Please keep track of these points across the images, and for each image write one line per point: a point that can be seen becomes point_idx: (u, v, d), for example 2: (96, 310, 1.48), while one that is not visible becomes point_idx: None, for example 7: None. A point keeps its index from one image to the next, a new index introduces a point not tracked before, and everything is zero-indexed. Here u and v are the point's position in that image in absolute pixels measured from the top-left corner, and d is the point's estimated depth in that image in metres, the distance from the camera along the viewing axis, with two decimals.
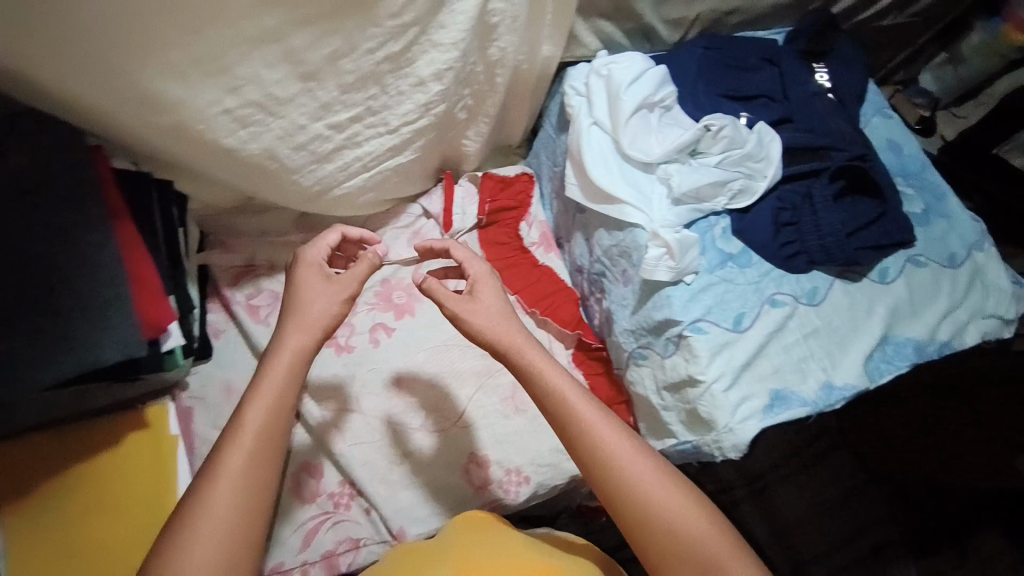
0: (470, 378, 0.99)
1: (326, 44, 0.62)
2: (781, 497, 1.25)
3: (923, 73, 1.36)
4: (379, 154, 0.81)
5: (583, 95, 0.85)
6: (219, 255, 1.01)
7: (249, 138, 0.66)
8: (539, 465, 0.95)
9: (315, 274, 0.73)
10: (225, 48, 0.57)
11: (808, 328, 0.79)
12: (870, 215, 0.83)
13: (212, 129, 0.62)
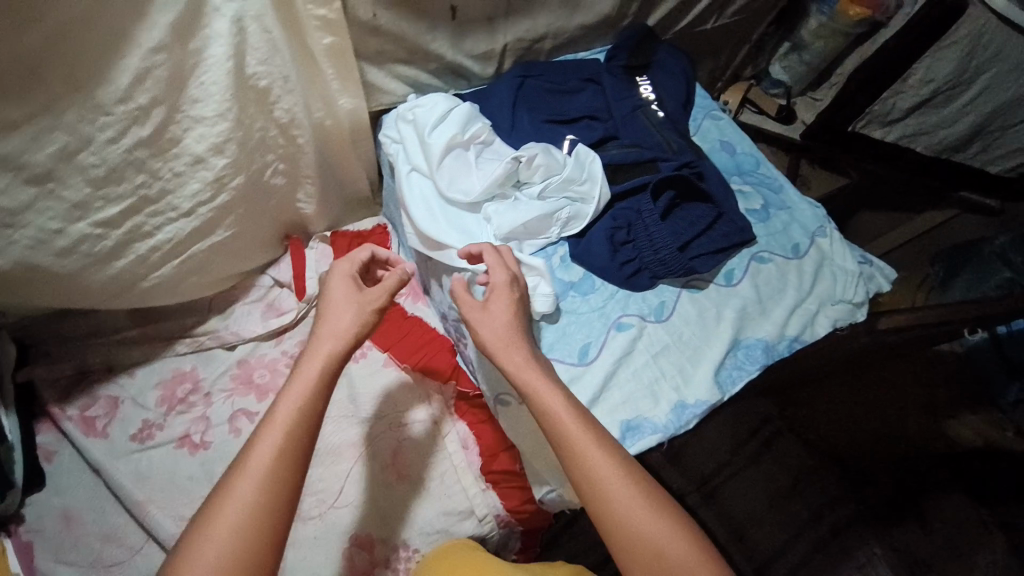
0: (346, 451, 0.90)
1: (49, 141, 0.56)
2: (731, 497, 1.25)
3: (771, 65, 1.38)
4: (179, 239, 0.75)
5: (399, 143, 0.83)
6: (44, 368, 0.90)
7: None
8: (427, 534, 0.85)
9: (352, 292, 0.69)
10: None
11: (656, 347, 0.76)
12: (704, 221, 0.82)
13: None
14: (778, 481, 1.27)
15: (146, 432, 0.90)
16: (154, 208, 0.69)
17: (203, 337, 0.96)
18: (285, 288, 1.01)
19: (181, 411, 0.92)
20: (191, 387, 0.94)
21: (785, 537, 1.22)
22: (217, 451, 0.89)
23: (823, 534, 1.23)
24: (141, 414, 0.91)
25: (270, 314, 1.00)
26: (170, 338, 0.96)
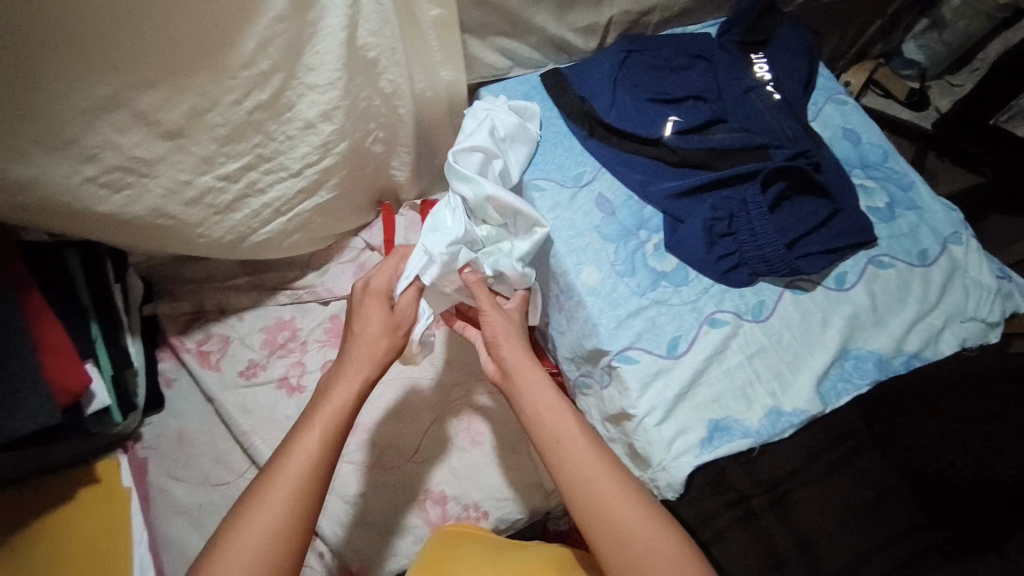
0: (426, 413, 0.97)
1: (180, 102, 0.61)
2: None
3: (905, 43, 1.24)
4: (288, 197, 0.79)
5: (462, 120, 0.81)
6: (167, 304, 1.00)
7: (129, 202, 0.65)
8: (496, 499, 0.91)
9: (379, 306, 0.68)
10: (65, 121, 0.55)
11: (753, 347, 0.72)
12: (818, 217, 0.75)
13: (80, 199, 0.61)
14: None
15: (252, 370, 0.98)
16: (268, 167, 0.73)
17: (301, 291, 1.04)
18: (375, 251, 1.06)
19: (281, 355, 1.00)
20: (290, 334, 1.01)
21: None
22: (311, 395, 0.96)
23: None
24: (247, 354, 1.00)
25: (360, 274, 1.05)
26: (273, 288, 1.04)
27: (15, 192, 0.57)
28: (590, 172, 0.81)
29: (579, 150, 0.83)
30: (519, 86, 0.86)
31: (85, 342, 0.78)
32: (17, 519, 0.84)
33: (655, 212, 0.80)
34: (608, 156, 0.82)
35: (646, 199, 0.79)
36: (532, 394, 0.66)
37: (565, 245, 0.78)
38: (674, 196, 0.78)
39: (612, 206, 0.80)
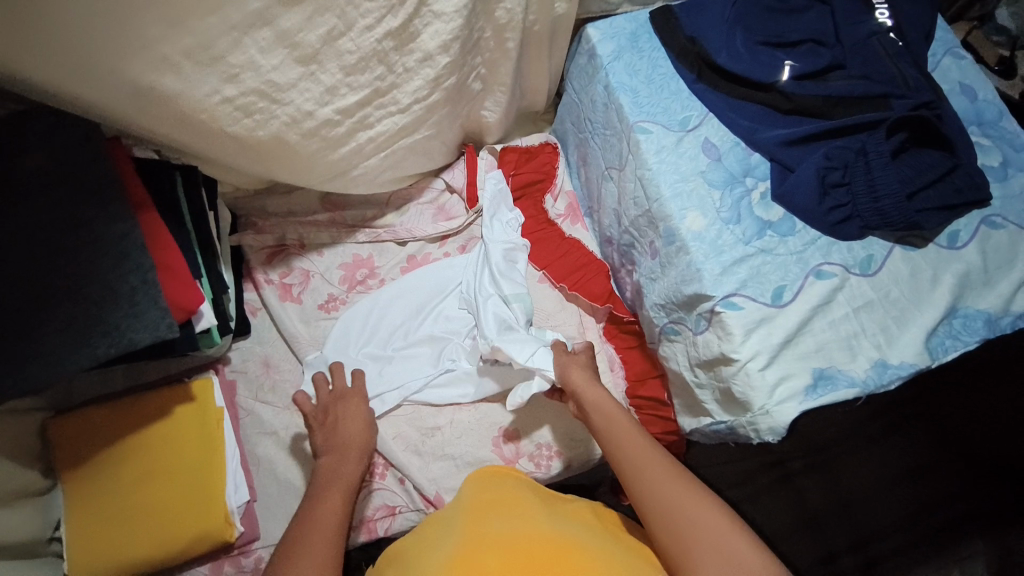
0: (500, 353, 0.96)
1: (321, 24, 0.61)
2: (841, 472, 1.16)
3: (997, 8, 1.14)
4: (391, 133, 0.78)
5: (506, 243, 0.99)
6: (252, 236, 1.00)
7: (256, 126, 0.67)
8: (570, 440, 0.93)
9: (356, 409, 0.86)
10: (216, 36, 0.57)
11: (859, 300, 0.70)
12: (937, 170, 0.73)
13: (215, 118, 0.64)
14: (893, 463, 1.16)
15: (332, 305, 1.01)
16: (381, 101, 0.74)
17: (381, 231, 1.04)
18: (456, 193, 1.06)
19: (360, 291, 1.02)
20: (369, 272, 1.03)
21: (814, 560, 1.10)
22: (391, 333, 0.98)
23: (928, 527, 1.12)
24: (328, 289, 1.01)
25: (440, 217, 1.05)
26: (352, 226, 1.04)
27: (163, 104, 0.61)
28: (697, 117, 0.79)
29: (687, 93, 0.81)
30: (627, 24, 0.85)
31: (193, 264, 0.79)
32: (111, 430, 0.84)
33: (762, 160, 0.77)
34: (716, 101, 0.79)
35: (755, 146, 0.77)
36: (600, 403, 0.76)
37: (670, 189, 0.76)
38: (786, 144, 0.75)
39: (718, 151, 0.77)
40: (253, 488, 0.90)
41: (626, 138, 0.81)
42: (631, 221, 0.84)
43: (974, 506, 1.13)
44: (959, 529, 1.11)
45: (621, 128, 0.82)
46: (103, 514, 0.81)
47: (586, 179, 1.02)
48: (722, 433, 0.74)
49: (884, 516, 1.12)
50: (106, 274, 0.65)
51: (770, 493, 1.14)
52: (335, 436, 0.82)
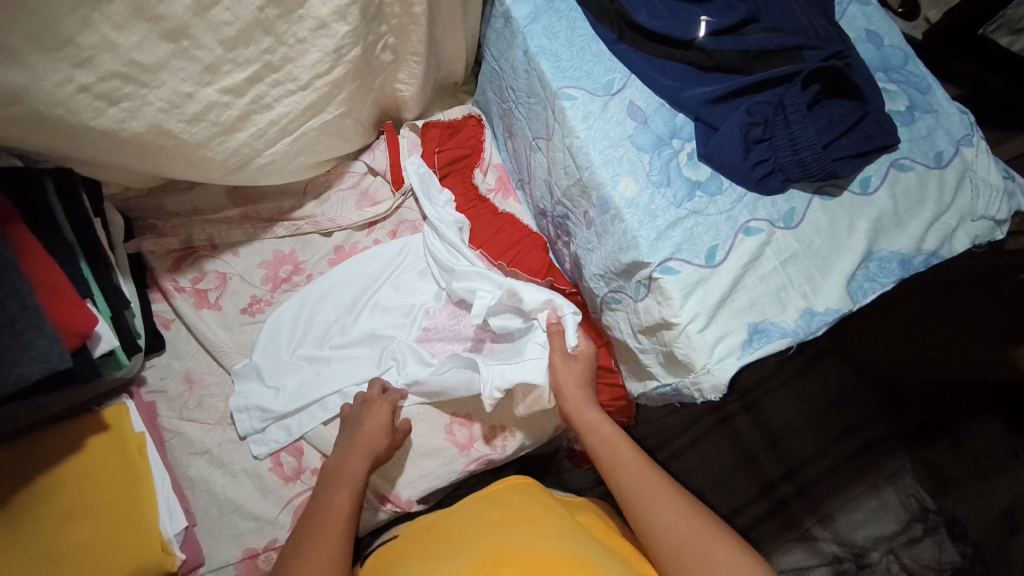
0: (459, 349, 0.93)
1: None
2: (772, 407, 1.24)
3: None
4: (295, 114, 0.72)
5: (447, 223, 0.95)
6: (152, 241, 0.90)
7: (126, 116, 0.59)
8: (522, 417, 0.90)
9: (381, 413, 0.81)
10: (60, 13, 0.48)
11: (786, 253, 0.71)
12: (848, 120, 0.75)
13: (73, 111, 0.55)
14: (819, 396, 1.25)
15: (256, 307, 0.93)
16: (276, 77, 0.66)
17: (301, 222, 0.96)
18: (379, 175, 0.99)
19: (286, 290, 0.95)
20: (293, 269, 0.96)
21: (753, 493, 1.18)
22: (323, 332, 0.92)
23: (853, 450, 1.22)
24: (249, 290, 0.93)
25: (365, 202, 0.99)
26: (270, 220, 0.96)
27: (5, 100, 0.51)
28: (620, 79, 0.77)
29: (609, 54, 0.78)
30: None
31: (78, 281, 0.70)
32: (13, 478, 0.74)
33: (687, 120, 0.76)
34: (638, 60, 0.77)
35: (679, 107, 0.75)
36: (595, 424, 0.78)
37: (600, 156, 0.73)
38: (709, 102, 0.74)
39: (645, 115, 0.75)
40: (190, 512, 0.83)
41: (551, 106, 0.77)
42: (564, 192, 0.82)
43: (893, 427, 1.23)
44: (882, 450, 1.22)
45: (545, 96, 0.78)
46: (17, 571, 0.70)
47: (513, 151, 0.98)
48: (668, 395, 0.75)
49: (814, 444, 1.22)
50: None
51: (711, 438, 1.21)
52: (361, 433, 0.79)
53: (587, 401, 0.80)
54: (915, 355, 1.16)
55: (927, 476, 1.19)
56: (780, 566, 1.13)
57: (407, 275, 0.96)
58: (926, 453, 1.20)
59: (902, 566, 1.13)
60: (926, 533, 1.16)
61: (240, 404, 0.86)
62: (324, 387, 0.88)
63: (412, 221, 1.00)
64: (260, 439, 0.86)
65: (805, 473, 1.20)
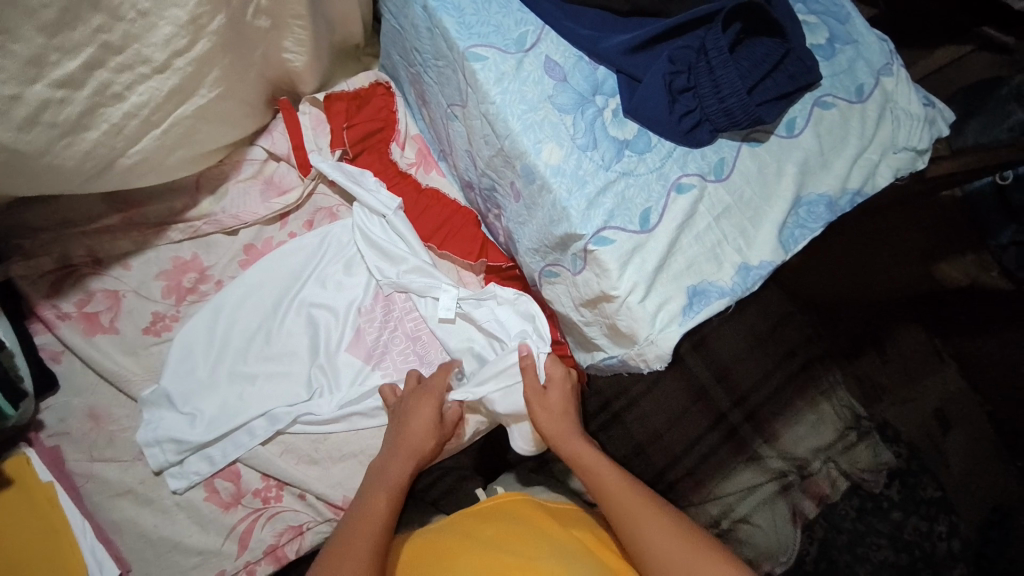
0: (396, 343, 0.88)
1: None
2: (718, 340, 1.21)
3: None
4: (156, 103, 0.61)
5: (382, 218, 0.89)
6: (21, 265, 0.78)
7: None
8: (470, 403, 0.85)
9: (428, 408, 0.75)
10: None
11: (719, 208, 0.68)
12: (772, 59, 0.71)
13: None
14: (758, 325, 1.21)
15: (160, 325, 0.83)
16: (120, 61, 0.55)
17: (199, 223, 0.85)
18: (283, 161, 0.89)
19: (193, 301, 0.85)
20: (198, 276, 0.85)
21: (704, 425, 1.16)
22: (242, 341, 0.83)
23: (793, 369, 1.19)
24: (150, 306, 0.83)
25: (271, 192, 0.89)
26: (159, 224, 0.84)
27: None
28: (533, 33, 0.69)
29: (517, 4, 0.70)
30: None
31: None
32: None
33: (609, 73, 0.71)
34: (551, 9, 0.70)
35: (599, 59, 0.70)
36: (582, 458, 0.72)
37: (520, 122, 0.67)
38: (630, 51, 0.69)
39: (563, 71, 0.69)
40: (122, 557, 0.75)
41: (461, 68, 0.69)
42: (487, 162, 0.75)
43: (827, 342, 1.22)
44: (819, 368, 1.19)
45: (453, 57, 0.70)
46: None
47: (429, 119, 0.89)
48: (615, 365, 0.73)
49: (757, 370, 1.19)
50: None
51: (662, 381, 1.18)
52: (403, 437, 0.73)
53: (571, 430, 0.74)
54: (848, 277, 1.26)
55: (857, 385, 1.22)
56: (725, 490, 1.12)
57: (333, 265, 0.89)
58: (856, 366, 1.23)
59: (841, 471, 1.15)
60: (860, 439, 1.16)
61: (150, 438, 0.78)
62: (248, 410, 0.81)
63: (328, 209, 0.91)
64: (178, 473, 0.78)
65: (750, 401, 1.18)
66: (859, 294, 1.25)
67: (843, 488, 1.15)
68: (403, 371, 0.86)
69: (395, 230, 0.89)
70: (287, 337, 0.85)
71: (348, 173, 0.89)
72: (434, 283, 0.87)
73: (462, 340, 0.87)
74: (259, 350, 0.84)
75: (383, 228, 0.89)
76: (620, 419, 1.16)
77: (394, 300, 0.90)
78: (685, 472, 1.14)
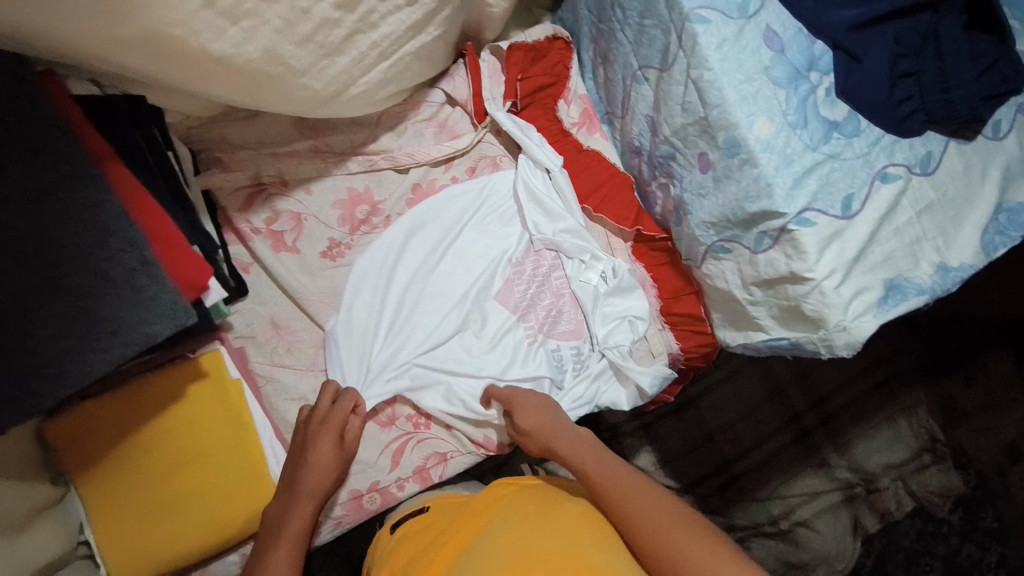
0: (542, 297, 0.91)
1: None
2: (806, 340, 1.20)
3: None
4: (399, 35, 0.63)
5: (546, 174, 0.92)
6: (220, 176, 0.83)
7: (243, 38, 0.51)
8: (585, 374, 0.89)
9: (325, 446, 0.77)
10: None
11: (922, 203, 0.68)
12: (983, 62, 0.66)
13: (196, 33, 0.47)
14: None
15: (336, 251, 0.88)
16: None
17: (377, 157, 0.89)
18: (459, 107, 0.92)
19: (365, 232, 0.90)
20: (370, 209, 0.90)
21: (776, 426, 1.17)
22: (405, 273, 0.88)
23: (876, 382, 1.18)
24: (327, 233, 0.88)
25: (443, 136, 0.92)
26: (341, 154, 0.89)
27: (123, 20, 0.44)
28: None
29: None
30: None
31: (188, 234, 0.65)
32: (117, 426, 0.72)
33: (825, 49, 0.69)
34: None
35: (819, 33, 0.69)
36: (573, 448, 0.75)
37: (735, 92, 0.67)
38: (855, 27, 0.68)
39: (781, 42, 0.68)
40: None
41: (678, 32, 0.69)
42: (675, 130, 0.76)
43: (912, 359, 1.19)
44: (902, 383, 1.18)
45: (669, 19, 0.70)
46: (136, 513, 0.72)
47: (604, 79, 0.90)
48: (782, 347, 0.74)
49: (840, 374, 1.18)
50: (89, 260, 0.50)
51: (743, 372, 1.18)
52: (295, 479, 0.75)
53: (553, 429, 0.78)
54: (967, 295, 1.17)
55: (940, 407, 1.17)
56: (792, 490, 1.14)
57: (490, 217, 0.92)
58: (939, 386, 1.17)
59: (908, 490, 1.14)
60: (934, 462, 1.15)
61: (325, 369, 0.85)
62: (410, 338, 0.86)
63: (491, 157, 0.94)
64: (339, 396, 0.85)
65: (831, 404, 1.18)
66: (970, 313, 1.16)
67: (907, 508, 1.14)
68: (545, 325, 0.90)
69: (556, 186, 0.92)
70: (442, 278, 0.89)
71: (523, 125, 0.91)
72: (592, 245, 0.91)
73: (601, 320, 0.90)
74: (418, 284, 0.89)
75: (547, 183, 0.92)
76: (696, 404, 1.17)
77: (540, 257, 0.92)
78: (753, 466, 1.15)
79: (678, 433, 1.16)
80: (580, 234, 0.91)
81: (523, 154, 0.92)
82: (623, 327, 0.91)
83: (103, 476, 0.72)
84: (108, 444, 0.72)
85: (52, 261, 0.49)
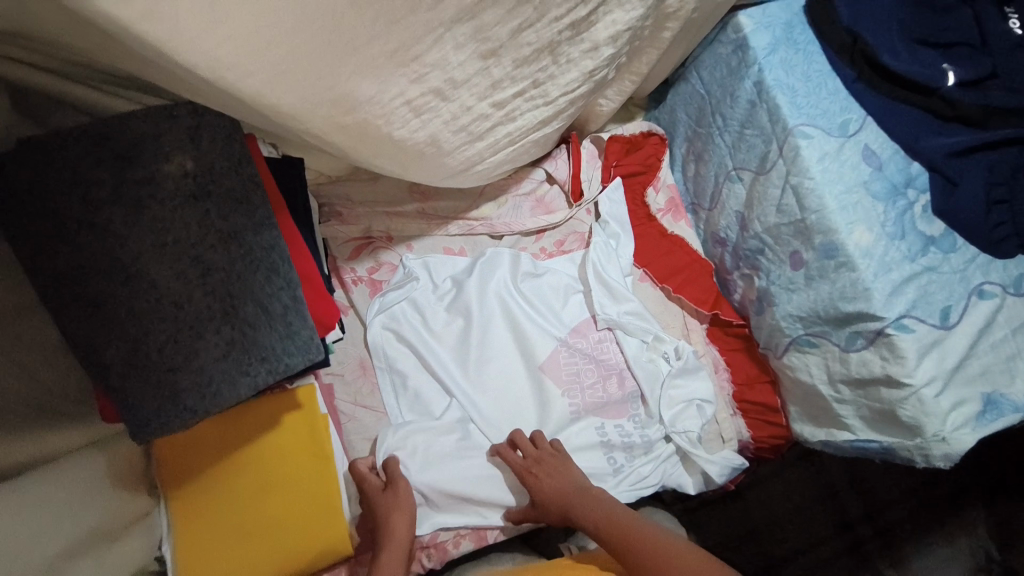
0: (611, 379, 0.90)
1: (517, 16, 0.54)
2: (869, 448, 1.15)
3: None
4: (530, 128, 0.70)
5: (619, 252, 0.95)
6: (335, 228, 0.90)
7: (419, 126, 0.59)
8: (650, 454, 0.88)
9: (398, 508, 0.76)
10: (422, 32, 0.49)
11: (1016, 322, 0.71)
12: None
13: (391, 122, 0.57)
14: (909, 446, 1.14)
15: None
16: (533, 94, 0.65)
17: (476, 223, 0.96)
18: (557, 185, 0.99)
19: None
20: None
21: (830, 528, 1.11)
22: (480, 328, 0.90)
23: (936, 497, 1.12)
24: None
25: (539, 210, 0.98)
26: (445, 218, 0.96)
27: (349, 110, 0.53)
28: (856, 121, 0.75)
29: (845, 93, 0.77)
30: (782, 12, 0.80)
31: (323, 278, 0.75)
32: (216, 446, 0.76)
33: (921, 169, 0.74)
34: (877, 103, 0.76)
35: (917, 155, 0.74)
36: (580, 503, 0.78)
37: (836, 201, 0.72)
38: (950, 155, 0.73)
39: (879, 160, 0.74)
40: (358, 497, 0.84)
41: (781, 143, 0.77)
42: (767, 227, 0.80)
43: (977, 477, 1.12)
44: (962, 498, 1.11)
45: (773, 131, 0.78)
46: (214, 532, 0.73)
47: (694, 173, 0.96)
48: (870, 449, 0.75)
49: (899, 483, 1.12)
50: (258, 296, 0.57)
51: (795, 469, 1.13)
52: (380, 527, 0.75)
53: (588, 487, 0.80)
54: None
55: (995, 526, 1.10)
56: None
57: (552, 293, 0.94)
58: (1004, 505, 1.10)
59: None
60: None
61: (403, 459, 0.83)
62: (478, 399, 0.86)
63: (580, 233, 0.99)
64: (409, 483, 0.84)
65: (887, 514, 1.12)
66: None
67: None
68: (607, 402, 0.89)
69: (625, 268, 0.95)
70: (492, 335, 0.89)
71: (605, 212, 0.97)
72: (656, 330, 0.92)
73: (666, 403, 0.89)
74: (491, 337, 0.89)
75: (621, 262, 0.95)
76: (742, 496, 1.12)
77: (603, 337, 0.91)
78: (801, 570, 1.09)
79: (719, 523, 1.10)
80: (643, 317, 0.92)
81: (603, 234, 0.96)
82: (691, 410, 0.89)
83: (189, 495, 0.74)
84: (203, 462, 0.75)
85: (232, 291, 0.56)
